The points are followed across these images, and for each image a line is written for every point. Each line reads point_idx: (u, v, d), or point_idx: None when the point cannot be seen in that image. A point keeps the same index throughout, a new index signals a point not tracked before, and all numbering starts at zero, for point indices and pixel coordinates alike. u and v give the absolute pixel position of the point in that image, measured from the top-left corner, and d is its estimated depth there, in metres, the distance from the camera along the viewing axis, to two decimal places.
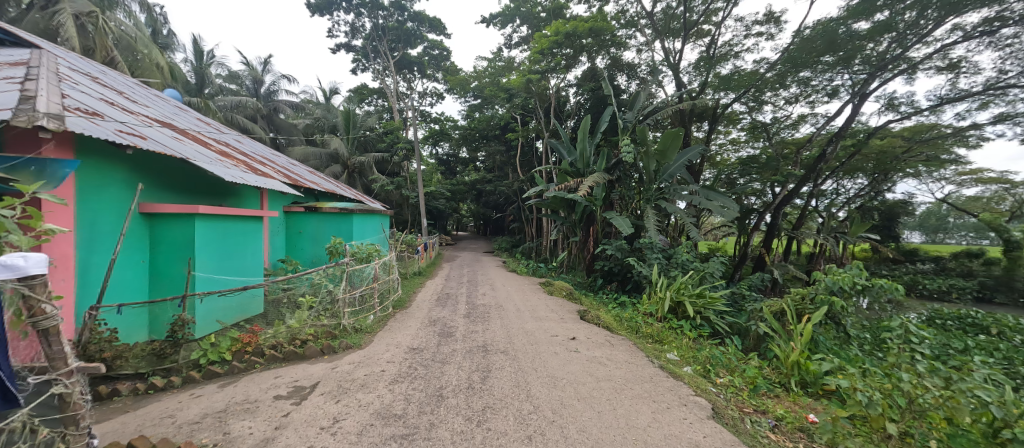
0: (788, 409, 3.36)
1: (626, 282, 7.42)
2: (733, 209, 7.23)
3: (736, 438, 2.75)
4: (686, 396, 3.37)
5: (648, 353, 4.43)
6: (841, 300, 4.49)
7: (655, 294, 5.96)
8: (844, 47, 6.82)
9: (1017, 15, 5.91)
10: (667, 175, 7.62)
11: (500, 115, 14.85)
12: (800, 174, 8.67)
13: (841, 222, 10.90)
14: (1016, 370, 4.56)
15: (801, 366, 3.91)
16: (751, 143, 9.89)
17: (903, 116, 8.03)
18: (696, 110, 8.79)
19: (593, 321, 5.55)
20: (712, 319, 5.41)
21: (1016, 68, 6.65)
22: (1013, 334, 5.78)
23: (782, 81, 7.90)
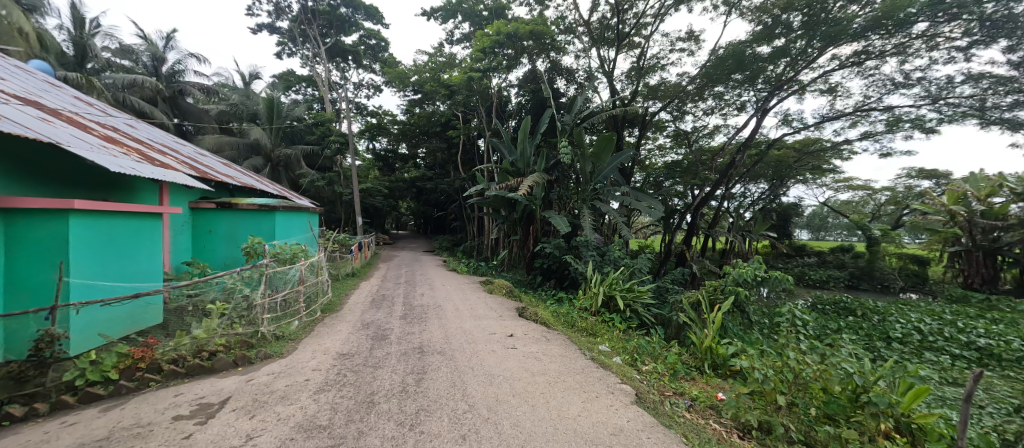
0: (701, 389, 3.72)
1: (564, 279, 7.70)
2: (659, 210, 7.81)
3: (657, 419, 2.98)
4: (614, 384, 3.58)
5: (581, 346, 4.63)
6: (745, 290, 5.08)
7: (590, 290, 6.25)
8: (750, 67, 7.68)
9: (878, 51, 7.10)
10: (602, 176, 7.96)
11: (441, 111, 14.56)
12: (715, 178, 9.62)
13: (747, 221, 12.28)
14: (873, 345, 5.49)
15: (713, 350, 4.34)
16: (676, 149, 10.72)
17: (795, 130, 9.26)
18: (628, 116, 9.35)
19: (531, 317, 5.67)
20: (640, 312, 5.81)
21: (877, 95, 7.98)
22: (872, 315, 6.98)
23: (700, 93, 8.71)
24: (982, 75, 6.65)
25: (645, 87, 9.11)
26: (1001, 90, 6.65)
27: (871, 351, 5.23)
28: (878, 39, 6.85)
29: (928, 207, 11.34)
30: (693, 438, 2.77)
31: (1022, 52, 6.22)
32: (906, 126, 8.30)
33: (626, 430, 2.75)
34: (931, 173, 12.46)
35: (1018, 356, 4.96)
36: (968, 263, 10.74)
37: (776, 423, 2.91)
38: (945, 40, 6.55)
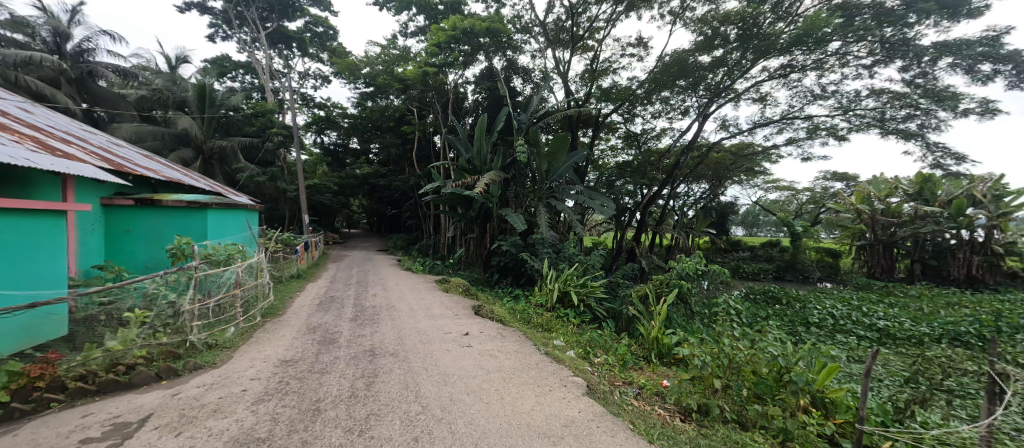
0: (648, 378, 3.94)
1: (520, 276, 7.78)
2: (611, 208, 8.10)
3: (607, 408, 3.10)
4: (566, 377, 3.68)
5: (536, 341, 4.71)
6: (687, 283, 5.42)
7: (545, 286, 6.37)
8: (692, 74, 8.18)
9: (800, 66, 7.85)
10: (557, 175, 8.11)
11: (394, 106, 14.10)
12: (662, 178, 10.16)
13: (690, 219, 13.09)
14: (796, 330, 6.09)
15: (659, 340, 4.60)
16: (627, 150, 11.15)
17: (731, 135, 10.00)
18: (582, 117, 9.60)
19: (487, 315, 5.67)
20: (593, 306, 6.01)
21: (800, 104, 8.82)
22: (795, 303, 7.74)
23: (648, 97, 9.15)
24: (882, 90, 7.58)
25: (598, 89, 9.40)
26: (897, 104, 7.60)
27: (794, 336, 5.80)
28: (801, 54, 7.57)
29: (841, 206, 12.73)
30: (640, 424, 2.92)
31: (914, 72, 7.16)
32: (823, 134, 9.26)
33: (577, 421, 2.84)
34: (843, 176, 14.00)
35: (908, 335, 5.73)
36: (872, 255, 12.24)
37: (713, 405, 3.15)
38: (854, 58, 7.37)
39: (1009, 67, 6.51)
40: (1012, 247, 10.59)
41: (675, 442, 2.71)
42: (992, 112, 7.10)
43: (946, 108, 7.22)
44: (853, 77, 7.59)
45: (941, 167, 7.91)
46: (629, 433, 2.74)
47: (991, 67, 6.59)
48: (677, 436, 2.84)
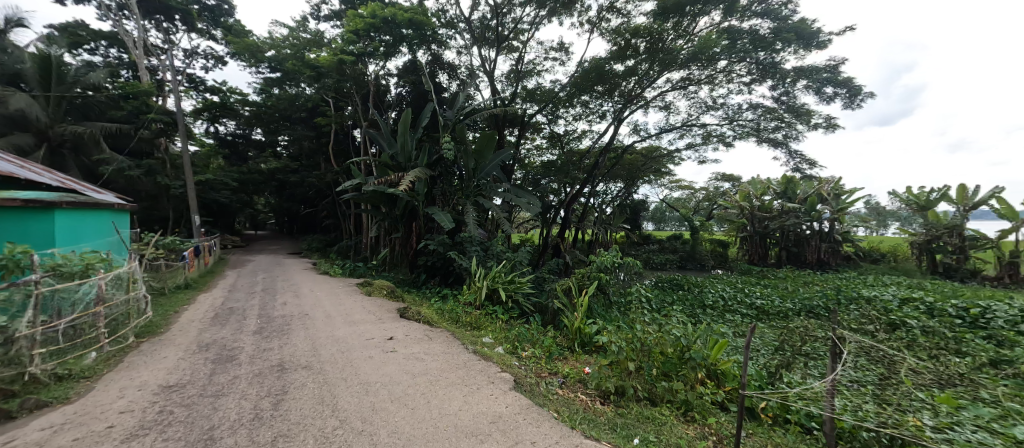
0: (571, 366, 4.14)
1: (448, 275, 7.63)
2: (537, 206, 8.32)
3: (533, 400, 3.19)
4: (494, 374, 3.71)
5: (465, 340, 4.67)
6: (605, 275, 5.79)
7: (474, 285, 6.34)
8: (608, 81, 8.75)
9: (697, 79, 8.82)
10: (484, 173, 8.10)
11: (306, 95, 12.89)
12: (583, 178, 10.71)
13: (608, 215, 14.01)
14: (694, 312, 6.87)
15: (581, 330, 4.84)
16: (551, 150, 11.43)
17: (642, 138, 10.90)
18: (508, 116, 9.72)
19: (413, 317, 5.46)
20: (521, 301, 6.12)
21: (697, 113, 9.93)
22: (693, 289, 8.73)
23: (570, 100, 9.57)
24: (757, 105, 8.88)
25: (523, 89, 9.61)
26: (768, 117, 8.94)
27: (693, 318, 6.53)
28: (697, 69, 8.51)
29: (729, 203, 14.62)
30: (564, 412, 3.04)
31: (780, 91, 8.49)
32: (714, 140, 10.54)
33: (504, 416, 2.87)
34: (730, 177, 16.13)
35: (777, 311, 6.81)
36: (750, 246, 14.29)
37: (627, 386, 3.40)
38: (737, 76, 8.50)
39: (844, 91, 8.03)
40: (844, 238, 13.25)
41: (595, 425, 2.88)
42: (833, 127, 8.71)
43: (803, 122, 8.68)
44: (736, 92, 8.74)
45: (799, 171, 9.51)
46: (554, 422, 2.85)
47: (833, 90, 8.07)
48: (597, 418, 3.02)
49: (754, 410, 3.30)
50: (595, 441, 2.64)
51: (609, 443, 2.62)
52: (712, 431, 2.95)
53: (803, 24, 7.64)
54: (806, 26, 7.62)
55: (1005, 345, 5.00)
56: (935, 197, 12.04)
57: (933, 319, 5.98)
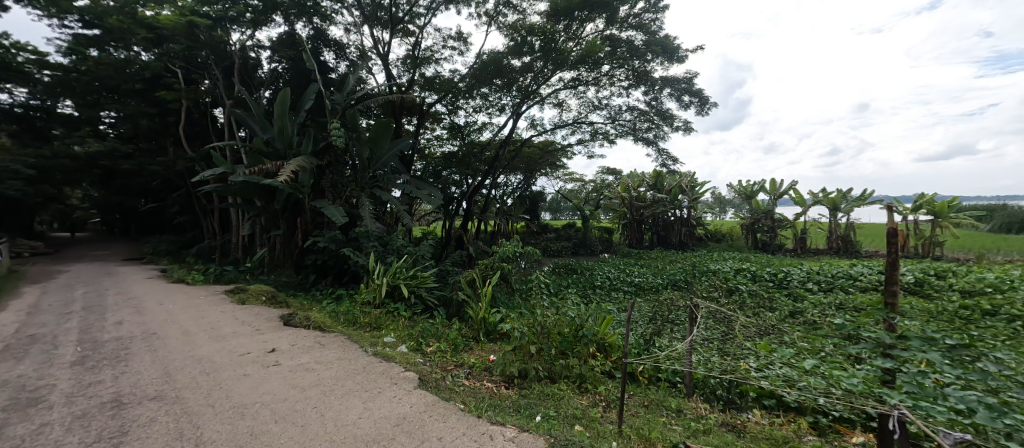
0: (477, 356, 4.16)
1: (342, 274, 6.98)
2: (438, 197, 8.11)
3: (439, 395, 3.11)
4: (398, 374, 3.51)
5: (364, 343, 4.33)
6: (508, 264, 5.92)
7: (372, 283, 5.91)
8: (506, 75, 8.91)
9: (585, 81, 9.49)
10: (381, 163, 7.56)
11: (143, 62, 10.38)
12: (484, 169, 10.77)
13: (508, 206, 14.37)
14: (586, 294, 7.50)
15: (486, 319, 4.90)
16: (451, 142, 11.17)
17: (539, 133, 11.34)
18: (405, 103, 9.22)
19: (301, 324, 4.86)
20: (424, 296, 5.93)
21: (586, 112, 10.71)
22: (585, 272, 9.54)
23: (469, 92, 9.47)
24: (633, 108, 9.95)
25: (421, 77, 9.21)
26: (642, 119, 10.10)
27: (584, 298, 7.12)
28: (586, 71, 9.16)
29: (613, 194, 16.23)
30: (470, 402, 3.03)
31: (651, 96, 9.63)
32: (600, 137, 11.54)
33: (409, 417, 2.73)
34: (613, 171, 17.89)
35: (651, 287, 7.83)
36: (630, 232, 16.15)
37: (530, 368, 3.53)
38: (617, 80, 9.34)
39: (697, 100, 9.49)
40: (698, 222, 15.85)
41: (501, 410, 2.93)
42: (689, 130, 10.24)
43: (668, 124, 10.03)
44: (617, 95, 9.64)
45: (666, 167, 11.00)
46: (460, 414, 2.82)
47: (689, 99, 9.46)
48: (503, 403, 3.08)
49: (634, 373, 3.77)
50: (501, 425, 2.68)
51: (514, 424, 2.70)
52: (602, 398, 3.27)
53: (667, 39, 8.76)
54: (669, 41, 8.76)
55: (799, 299, 6.59)
56: (757, 189, 15.14)
57: (757, 284, 7.56)
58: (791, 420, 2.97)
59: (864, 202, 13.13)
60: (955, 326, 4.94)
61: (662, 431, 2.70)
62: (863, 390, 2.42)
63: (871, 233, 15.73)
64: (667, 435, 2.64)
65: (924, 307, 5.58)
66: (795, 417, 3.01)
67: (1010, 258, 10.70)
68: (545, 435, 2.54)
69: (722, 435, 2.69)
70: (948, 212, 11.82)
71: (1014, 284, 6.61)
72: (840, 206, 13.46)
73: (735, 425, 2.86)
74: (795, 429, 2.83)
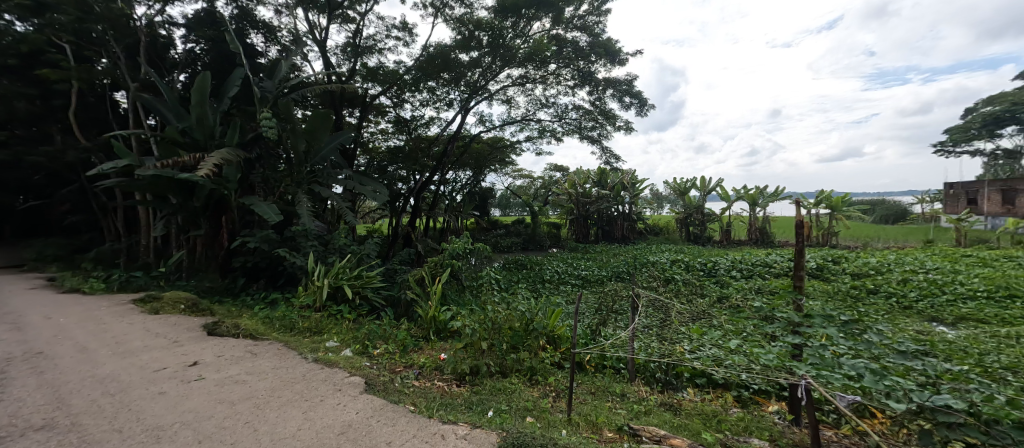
0: (427, 356, 4.05)
1: (277, 276, 6.46)
2: (384, 194, 7.79)
3: (387, 399, 2.98)
4: (342, 380, 3.31)
5: (303, 350, 4.03)
6: (458, 261, 5.83)
7: (311, 285, 5.52)
8: (453, 69, 8.74)
9: (533, 78, 9.57)
10: (320, 157, 7.08)
11: (19, 33, 8.77)
12: (432, 165, 10.51)
13: (458, 203, 14.17)
14: (536, 288, 7.64)
15: (436, 318, 4.80)
16: (396, 136, 10.71)
17: (488, 129, 11.26)
18: (346, 94, 8.69)
19: (229, 333, 4.42)
20: (370, 297, 5.67)
21: (534, 109, 10.82)
22: (534, 266, 9.69)
23: (415, 85, 9.15)
24: (579, 107, 10.23)
25: (363, 67, 8.73)
26: (587, 118, 10.42)
27: (534, 293, 7.23)
28: (533, 69, 9.24)
29: (560, 190, 16.62)
30: (421, 403, 2.94)
31: (595, 96, 9.95)
32: (547, 135, 11.74)
33: (355, 424, 2.59)
34: (560, 167, 18.31)
35: (596, 279, 8.15)
36: (577, 227, 16.65)
37: (481, 364, 3.51)
38: (563, 79, 9.51)
39: (637, 101, 9.98)
40: (638, 217, 16.76)
41: (452, 408, 2.88)
42: (630, 130, 10.74)
43: (611, 124, 10.44)
44: (564, 93, 9.84)
45: (609, 164, 11.46)
46: (409, 416, 2.72)
47: (630, 100, 9.92)
48: (454, 401, 3.03)
49: (582, 363, 3.89)
50: (453, 423, 2.63)
51: (466, 421, 2.66)
52: (552, 389, 3.33)
53: (609, 42, 9.09)
54: (611, 44, 9.09)
55: (724, 285, 7.23)
56: (690, 185, 16.32)
57: (690, 273, 8.16)
58: (719, 395, 3.26)
59: (778, 198, 14.68)
60: (848, 304, 5.71)
61: (608, 415, 2.81)
62: (778, 364, 2.71)
63: (783, 225, 17.65)
64: (613, 419, 2.76)
65: (825, 290, 6.38)
66: (723, 393, 3.29)
67: (889, 245, 12.56)
68: (497, 430, 2.53)
69: (662, 415, 2.86)
70: (843, 206, 13.59)
71: (892, 267, 7.78)
72: (759, 202, 14.93)
73: (673, 404, 3.05)
74: (723, 403, 3.10)
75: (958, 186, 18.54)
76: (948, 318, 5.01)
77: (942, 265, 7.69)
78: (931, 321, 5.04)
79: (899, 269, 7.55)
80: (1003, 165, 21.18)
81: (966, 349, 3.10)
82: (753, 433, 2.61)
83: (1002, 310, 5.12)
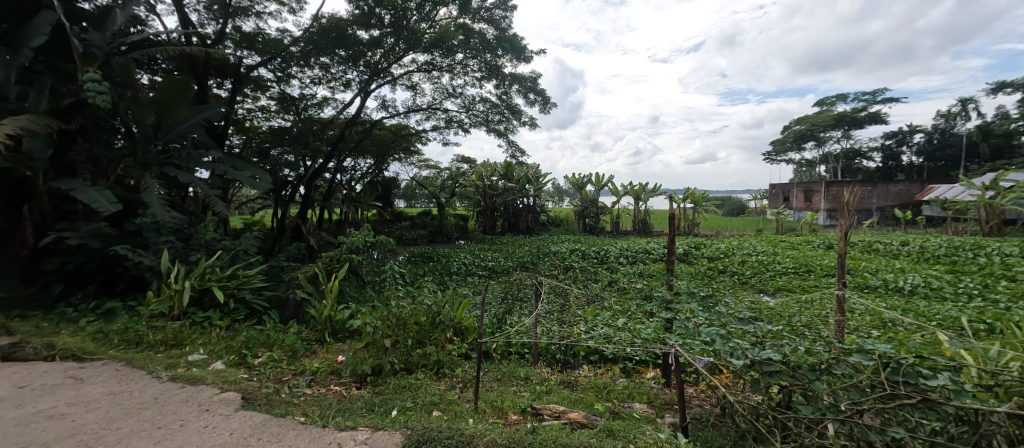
0: (322, 360, 3.67)
1: (115, 282, 5.03)
2: (266, 181, 6.89)
3: (271, 413, 2.60)
4: (211, 398, 2.79)
5: (154, 368, 3.29)
6: (358, 256, 5.34)
7: (166, 290, 4.54)
8: (351, 46, 7.97)
9: (439, 66, 9.23)
10: (176, 134, 5.89)
11: None
12: (327, 150, 9.46)
13: (357, 193, 13.10)
14: (442, 280, 7.49)
15: (332, 317, 4.36)
16: (282, 116, 9.17)
17: (391, 115, 10.57)
18: (211, 61, 7.24)
19: (39, 356, 3.40)
20: (249, 299, 4.90)
21: (440, 98, 10.48)
22: (441, 259, 9.48)
23: (305, 59, 8.09)
24: (485, 100, 10.22)
25: (235, 30, 7.40)
26: (494, 111, 10.47)
27: (441, 286, 7.07)
28: (439, 56, 8.91)
29: (467, 182, 16.51)
30: (314, 412, 2.63)
31: (502, 90, 10.03)
32: (454, 126, 11.51)
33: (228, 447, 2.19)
34: (467, 159, 18.15)
35: (501, 269, 8.32)
36: (483, 219, 16.74)
37: (384, 362, 3.30)
38: (471, 71, 9.36)
39: (541, 98, 10.36)
40: (541, 209, 17.56)
41: (351, 413, 2.64)
42: (534, 125, 11.09)
43: (517, 119, 10.64)
44: (471, 85, 9.70)
45: (515, 158, 11.70)
46: (299, 428, 2.40)
47: (534, 96, 10.23)
48: (354, 405, 2.79)
49: (488, 352, 3.91)
50: (351, 429, 2.40)
51: (367, 425, 2.45)
52: (459, 380, 3.28)
53: (515, 38, 9.19)
54: (518, 40, 9.20)
55: (613, 270, 8.02)
56: (586, 180, 17.63)
57: (586, 261, 8.84)
58: (608, 369, 3.58)
59: (656, 193, 16.76)
60: (706, 282, 6.81)
61: (513, 399, 2.87)
62: (655, 337, 3.09)
63: (660, 217, 20.21)
64: (517, 401, 2.82)
65: (690, 271, 7.49)
66: (611, 366, 3.62)
67: (734, 233, 15.33)
68: (402, 429, 2.39)
69: (561, 392, 3.02)
70: (703, 201, 16.09)
71: (737, 251, 9.50)
72: (642, 196, 16.84)
73: (570, 381, 3.25)
74: (612, 374, 3.42)
75: (780, 186, 23.43)
76: (771, 289, 6.31)
77: (768, 248, 9.65)
78: (761, 292, 6.30)
79: (740, 252, 9.25)
80: (806, 171, 27.40)
81: (782, 313, 3.93)
82: (635, 399, 2.95)
83: (803, 281, 6.63)
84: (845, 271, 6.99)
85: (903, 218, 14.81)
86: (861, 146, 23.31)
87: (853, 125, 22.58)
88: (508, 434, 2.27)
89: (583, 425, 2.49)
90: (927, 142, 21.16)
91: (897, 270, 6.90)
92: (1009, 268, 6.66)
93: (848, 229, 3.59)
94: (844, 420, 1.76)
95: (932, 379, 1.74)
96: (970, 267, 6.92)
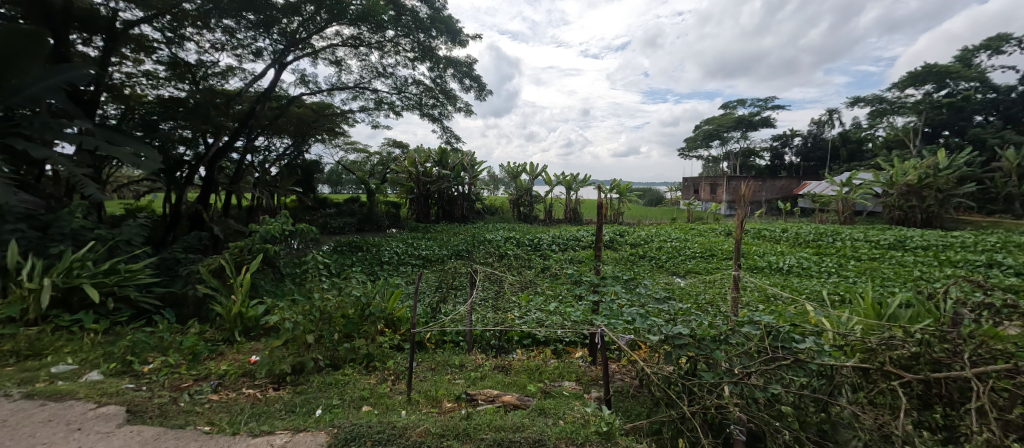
0: (230, 361, 3.30)
1: None
2: (155, 160, 5.89)
3: (167, 425, 2.28)
4: (83, 416, 2.36)
5: (2, 385, 2.68)
6: (273, 246, 4.81)
7: (16, 290, 3.70)
8: (261, 10, 7.07)
9: (366, 42, 8.59)
10: (26, 97, 4.76)
11: None
12: (232, 127, 8.36)
13: (271, 176, 11.82)
14: (371, 270, 7.12)
15: (243, 314, 3.93)
16: (174, 84, 7.71)
17: (311, 92, 9.64)
18: (72, 10, 5.88)
19: None
20: (135, 297, 4.20)
21: (368, 75, 9.79)
22: (370, 248, 8.98)
23: (202, 19, 6.99)
24: (418, 82, 9.78)
25: None
26: (428, 95, 10.08)
27: (370, 276, 6.72)
28: (367, 31, 8.29)
29: (399, 168, 15.76)
30: (222, 420, 2.37)
31: (437, 73, 9.66)
32: (384, 107, 10.87)
33: None
34: (399, 143, 17.28)
35: (435, 258, 8.13)
36: (416, 206, 16.20)
37: (307, 359, 3.07)
38: (402, 49, 8.84)
39: (476, 85, 10.20)
40: (477, 198, 17.40)
41: (267, 417, 2.42)
42: (469, 112, 10.88)
43: (452, 104, 10.33)
44: (402, 65, 9.19)
45: (449, 144, 11.41)
46: (202, 439, 2.15)
47: (469, 82, 10.02)
48: (271, 407, 2.57)
49: (422, 341, 3.82)
50: (268, 434, 2.21)
51: (287, 427, 2.27)
52: (390, 372, 3.18)
53: (449, 19, 8.80)
54: (453, 22, 8.84)
55: (546, 257, 8.29)
56: (521, 170, 17.81)
57: (520, 248, 9.02)
58: (540, 351, 3.72)
59: (586, 184, 17.55)
60: (629, 267, 7.36)
61: (447, 387, 2.85)
62: (583, 319, 3.27)
63: (589, 206, 21.30)
64: (452, 389, 2.81)
65: (615, 258, 8.00)
66: (543, 348, 3.77)
67: (653, 222, 16.69)
68: (327, 428, 2.26)
69: (495, 377, 3.08)
70: (627, 191, 17.15)
71: (654, 237, 10.39)
72: (573, 186, 17.50)
73: (505, 365, 3.32)
74: (544, 356, 3.57)
75: (691, 180, 25.96)
76: (682, 271, 7.04)
77: (680, 235, 10.70)
78: (674, 274, 7.00)
79: (658, 239, 10.12)
80: (712, 166, 30.63)
81: (690, 292, 4.39)
82: (565, 377, 3.11)
83: (707, 264, 7.48)
84: (740, 254, 8.00)
85: (785, 209, 17.37)
86: (756, 146, 26.65)
87: (750, 127, 25.64)
88: (442, 422, 2.25)
89: (516, 406, 2.56)
90: (804, 144, 24.89)
91: (778, 253, 8.10)
92: (856, 250, 8.19)
93: (744, 217, 4.08)
94: (737, 382, 2.02)
95: (802, 343, 2.10)
96: (830, 250, 8.37)
